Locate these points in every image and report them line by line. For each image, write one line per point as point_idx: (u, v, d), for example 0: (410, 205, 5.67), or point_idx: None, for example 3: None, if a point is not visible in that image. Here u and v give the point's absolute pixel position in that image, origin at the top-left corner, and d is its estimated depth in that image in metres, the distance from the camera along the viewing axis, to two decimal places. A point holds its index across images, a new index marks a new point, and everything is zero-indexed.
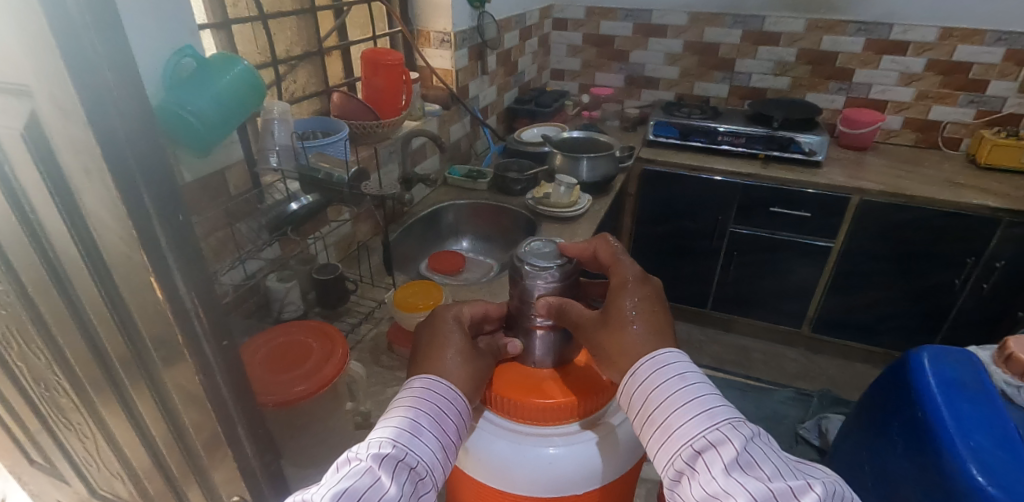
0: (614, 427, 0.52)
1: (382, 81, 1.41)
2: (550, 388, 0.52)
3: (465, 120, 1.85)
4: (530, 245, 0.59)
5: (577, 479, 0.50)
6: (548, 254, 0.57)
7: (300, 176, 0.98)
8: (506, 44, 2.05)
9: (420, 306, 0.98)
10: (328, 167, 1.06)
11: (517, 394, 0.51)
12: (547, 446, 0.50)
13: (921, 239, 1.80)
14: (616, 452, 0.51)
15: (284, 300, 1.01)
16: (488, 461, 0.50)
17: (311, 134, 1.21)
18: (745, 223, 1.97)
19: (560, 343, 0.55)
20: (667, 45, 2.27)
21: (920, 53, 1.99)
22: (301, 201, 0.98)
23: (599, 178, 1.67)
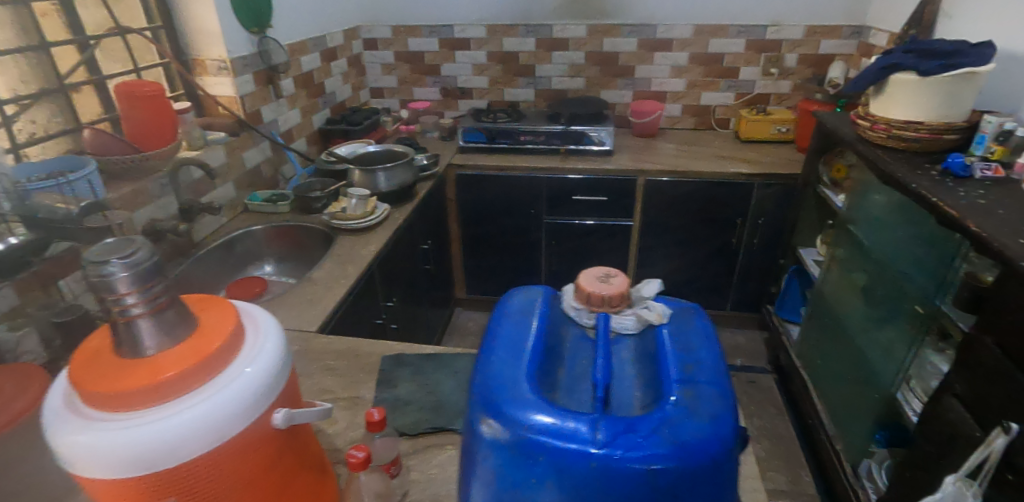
0: (240, 373, 0.56)
1: (143, 112, 1.42)
2: (163, 367, 0.54)
3: (261, 145, 1.91)
4: (99, 245, 0.54)
5: (216, 428, 0.53)
6: (119, 247, 0.53)
7: (19, 217, 0.96)
8: (305, 67, 2.19)
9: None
10: (57, 204, 1.06)
11: (136, 382, 0.52)
12: (175, 415, 0.51)
13: (697, 208, 2.16)
14: (251, 393, 0.56)
15: (18, 350, 0.98)
16: (119, 460, 0.49)
17: (52, 174, 1.17)
18: (556, 214, 2.31)
19: (163, 325, 0.56)
20: (472, 57, 2.63)
21: (684, 48, 2.41)
22: (10, 241, 0.91)
23: (397, 186, 1.82)
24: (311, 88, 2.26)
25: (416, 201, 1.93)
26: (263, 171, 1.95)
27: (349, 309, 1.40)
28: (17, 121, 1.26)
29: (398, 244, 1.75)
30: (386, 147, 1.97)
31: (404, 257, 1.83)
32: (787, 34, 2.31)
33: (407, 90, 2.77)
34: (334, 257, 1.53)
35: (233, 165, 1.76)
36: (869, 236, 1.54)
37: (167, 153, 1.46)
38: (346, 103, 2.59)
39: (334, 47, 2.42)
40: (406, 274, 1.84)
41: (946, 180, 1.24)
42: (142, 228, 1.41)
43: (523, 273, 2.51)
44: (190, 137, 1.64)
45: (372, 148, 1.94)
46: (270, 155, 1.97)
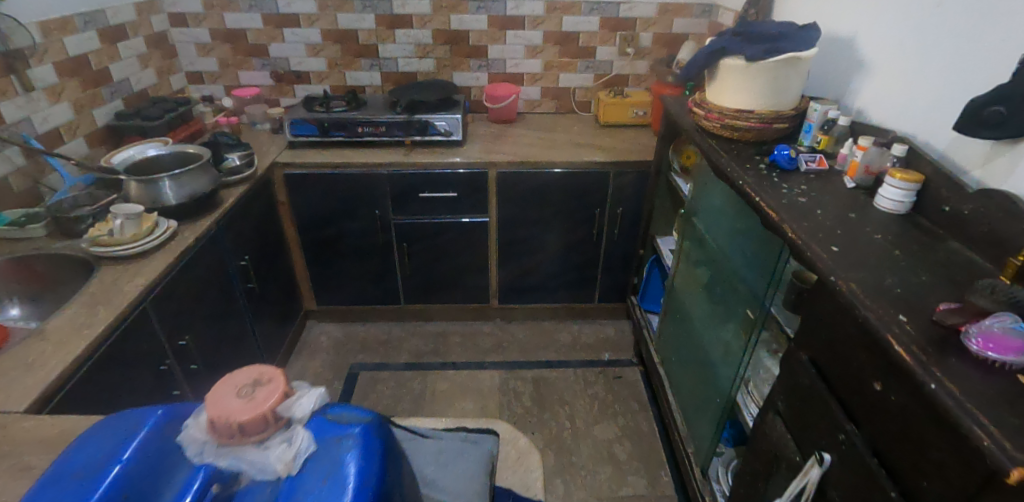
0: None
1: None
2: None
3: (2, 152, 1.46)
4: None
5: None
6: None
7: None
8: (71, 50, 1.71)
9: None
10: None
11: None
12: None
13: (553, 200, 2.11)
14: None
15: None
16: None
17: None
18: (403, 214, 2.11)
19: None
20: (305, 36, 2.30)
21: (537, 25, 2.29)
22: None
23: (189, 197, 1.51)
24: (94, 75, 1.82)
25: (223, 211, 1.64)
26: (13, 185, 1.50)
27: (104, 365, 1.13)
28: None
29: (191, 267, 1.46)
30: (176, 147, 1.62)
31: (209, 282, 1.55)
32: (640, 11, 2.27)
33: (232, 74, 2.38)
34: (86, 295, 1.21)
35: None
36: (706, 227, 1.48)
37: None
38: (149, 91, 2.15)
39: (120, 23, 1.96)
40: (212, 301, 1.57)
41: (772, 173, 1.17)
42: None
43: (380, 279, 2.30)
44: None
45: (154, 151, 1.59)
46: (24, 165, 1.53)
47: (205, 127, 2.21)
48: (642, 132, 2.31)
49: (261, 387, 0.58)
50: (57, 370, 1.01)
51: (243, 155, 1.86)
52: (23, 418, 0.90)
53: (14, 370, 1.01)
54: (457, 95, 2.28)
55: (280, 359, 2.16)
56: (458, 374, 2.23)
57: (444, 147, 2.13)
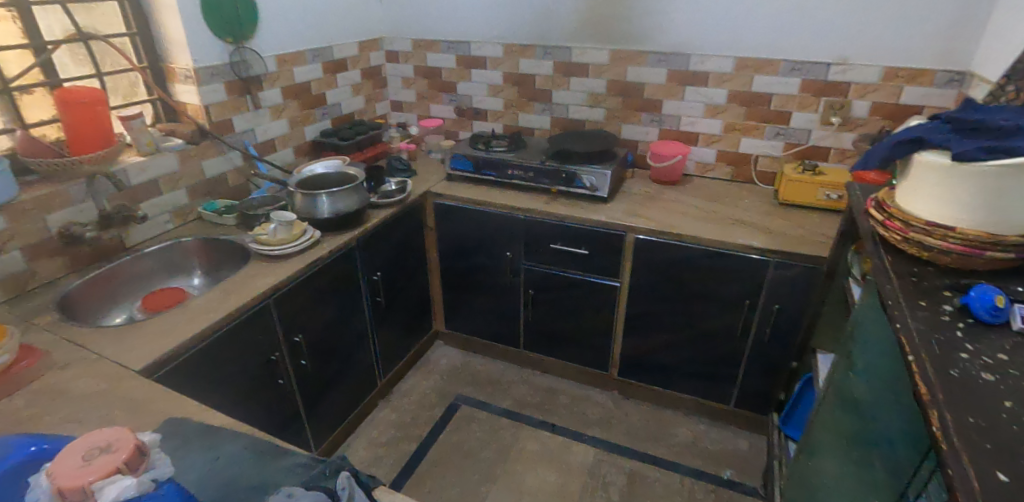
0: None
1: (74, 116, 1.42)
2: None
3: (226, 154, 1.86)
4: None
5: None
6: None
7: None
8: (298, 78, 2.11)
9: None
10: None
11: None
12: None
13: (695, 278, 1.83)
14: None
15: None
16: None
17: None
18: (532, 260, 2.07)
19: None
20: (488, 77, 2.43)
21: (721, 83, 2.06)
22: None
23: (342, 214, 1.70)
24: (311, 99, 2.20)
25: (363, 230, 1.80)
26: (229, 180, 1.89)
27: (216, 345, 1.31)
28: None
29: (319, 276, 1.62)
30: (341, 168, 1.84)
31: (335, 289, 1.72)
32: (856, 75, 1.87)
33: (425, 104, 2.63)
34: (228, 283, 1.44)
35: (187, 175, 1.74)
36: (865, 365, 1.11)
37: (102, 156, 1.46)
38: (356, 114, 2.50)
39: (342, 58, 2.33)
40: (333, 307, 1.73)
41: (957, 324, 0.81)
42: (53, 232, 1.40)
43: (501, 319, 2.29)
44: (138, 143, 1.60)
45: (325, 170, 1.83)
46: (240, 165, 1.92)
47: (390, 149, 2.48)
48: (827, 218, 1.88)
49: (106, 453, 0.61)
50: (176, 341, 1.21)
51: (398, 182, 2.04)
52: (132, 376, 1.10)
53: (151, 334, 1.23)
54: (617, 149, 2.17)
55: (397, 369, 2.26)
56: (553, 437, 2.04)
57: (588, 201, 2.03)
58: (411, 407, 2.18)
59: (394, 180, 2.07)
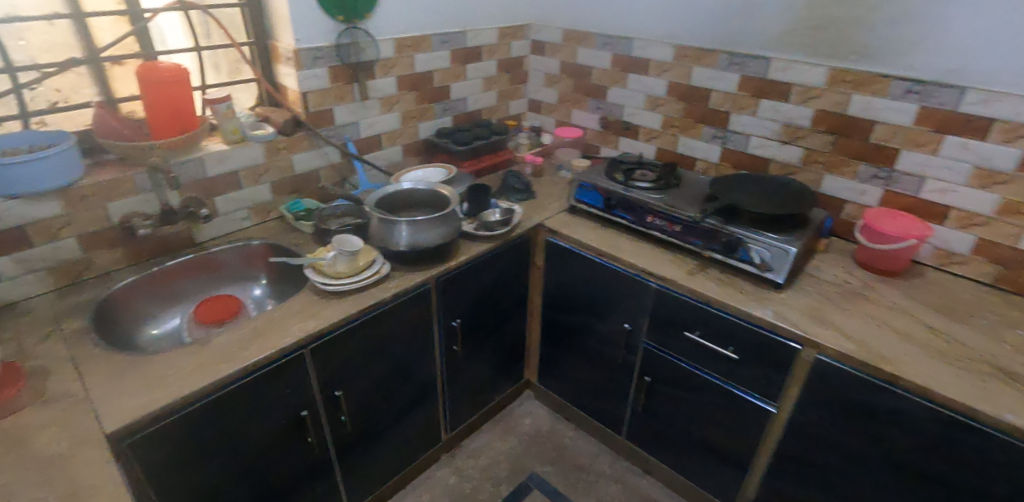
0: None
1: (154, 96, 1.24)
2: None
3: (321, 148, 1.61)
4: None
5: None
6: None
7: None
8: (421, 68, 1.80)
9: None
10: None
11: None
12: None
13: (912, 448, 1.16)
14: None
15: None
16: None
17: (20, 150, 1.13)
18: (657, 341, 1.56)
19: None
20: (647, 85, 1.90)
21: (1017, 138, 1.27)
22: None
23: (419, 250, 1.33)
24: (432, 91, 1.87)
25: (446, 268, 1.41)
26: (322, 177, 1.65)
27: (223, 404, 1.04)
28: (26, 91, 1.16)
29: (379, 321, 1.30)
30: (436, 186, 1.48)
31: (398, 335, 1.39)
32: None
33: (566, 108, 2.18)
34: (266, 318, 1.17)
35: (276, 170, 1.52)
36: None
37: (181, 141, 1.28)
38: (484, 112, 2.12)
39: (477, 46, 1.96)
40: (394, 356, 1.41)
41: None
42: (114, 223, 1.25)
43: (604, 395, 1.81)
44: (224, 129, 1.40)
45: (418, 186, 1.48)
46: (337, 162, 1.68)
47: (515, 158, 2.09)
48: None
49: None
50: (168, 397, 0.95)
51: (506, 210, 1.61)
52: (92, 446, 0.85)
53: (149, 378, 0.99)
54: (812, 212, 1.52)
55: (471, 422, 1.93)
56: None
57: (754, 282, 1.44)
58: (476, 473, 1.83)
59: (503, 206, 1.65)
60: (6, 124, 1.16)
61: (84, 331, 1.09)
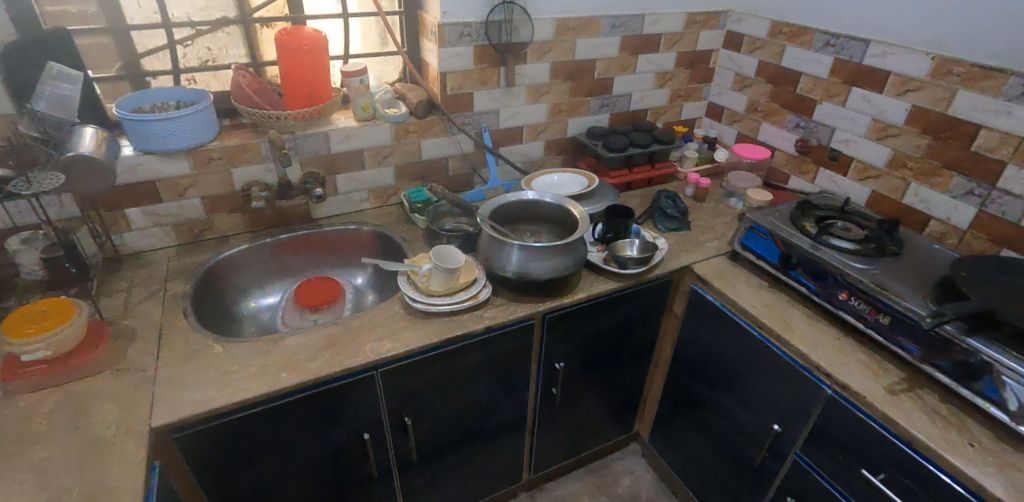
0: None
1: (282, 66, 1.18)
2: None
3: (453, 136, 1.43)
4: None
5: None
6: None
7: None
8: (583, 56, 1.50)
9: (23, 333, 0.84)
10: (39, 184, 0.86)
11: None
12: None
13: None
14: None
15: (20, 264, 1.03)
16: None
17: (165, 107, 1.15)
18: (819, 465, 1.12)
19: None
20: (880, 107, 1.38)
21: None
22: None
23: (525, 280, 1.10)
24: (590, 83, 1.56)
25: (556, 305, 1.16)
26: (450, 166, 1.49)
27: (274, 415, 0.94)
28: (179, 47, 1.18)
29: (463, 354, 1.10)
30: (566, 201, 1.22)
31: (485, 370, 1.18)
32: None
33: (757, 120, 1.72)
34: (344, 325, 1.04)
35: (402, 154, 1.39)
36: None
37: (308, 114, 1.21)
38: (651, 113, 1.76)
39: (656, 33, 1.60)
40: (477, 391, 1.20)
41: None
42: (237, 189, 1.24)
43: (726, 495, 1.41)
44: (355, 106, 1.30)
45: (544, 197, 1.23)
46: (469, 152, 1.49)
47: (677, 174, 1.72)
48: None
49: None
50: (216, 401, 0.87)
51: (648, 244, 1.27)
52: (132, 440, 0.80)
53: (213, 371, 0.93)
54: None
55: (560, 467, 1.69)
56: None
57: (1007, 436, 0.92)
58: None
59: (646, 237, 1.30)
60: (160, 79, 1.19)
61: (183, 299, 1.09)
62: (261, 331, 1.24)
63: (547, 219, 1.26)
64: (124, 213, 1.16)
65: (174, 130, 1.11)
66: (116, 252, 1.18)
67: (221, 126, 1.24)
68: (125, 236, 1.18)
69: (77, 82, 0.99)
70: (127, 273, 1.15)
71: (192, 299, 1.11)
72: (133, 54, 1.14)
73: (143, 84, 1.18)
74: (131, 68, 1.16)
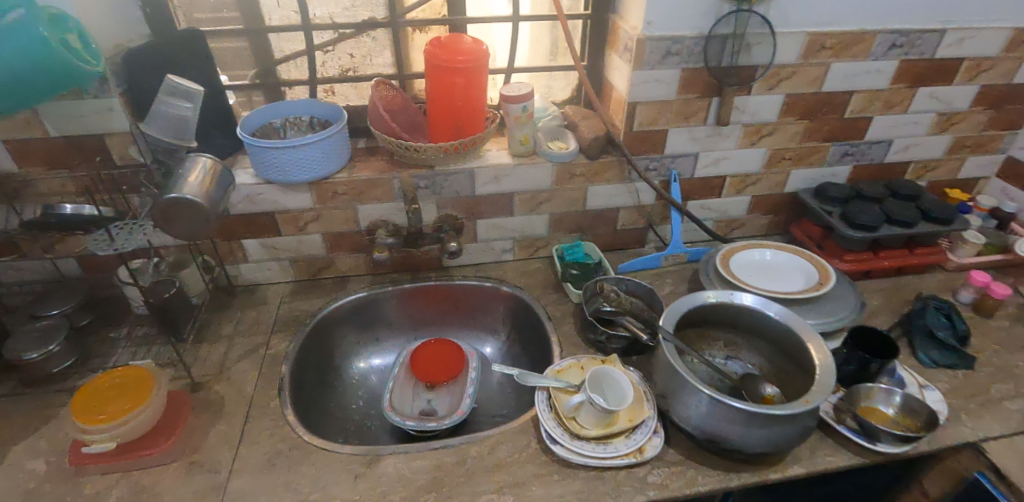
0: None
1: (430, 85, 0.93)
2: None
3: (631, 184, 1.08)
4: None
5: None
6: None
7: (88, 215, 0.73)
8: (839, 87, 1.02)
9: (93, 418, 0.70)
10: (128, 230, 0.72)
11: None
12: None
13: None
14: None
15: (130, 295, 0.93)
16: None
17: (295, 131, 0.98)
18: None
19: None
20: None
21: None
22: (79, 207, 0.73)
23: (716, 444, 0.72)
24: (836, 124, 1.08)
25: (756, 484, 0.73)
26: (619, 219, 1.13)
27: None
28: (319, 53, 1.00)
29: None
30: (799, 323, 0.80)
31: None
32: None
33: None
34: (457, 453, 0.77)
35: (560, 202, 1.08)
36: None
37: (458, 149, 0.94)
38: (912, 169, 1.20)
39: (960, 58, 1.03)
40: None
41: None
42: (362, 227, 1.03)
43: None
44: (513, 138, 1.01)
45: (765, 308, 0.83)
46: (647, 205, 1.12)
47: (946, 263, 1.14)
48: None
49: None
50: None
51: (917, 406, 0.78)
52: None
53: (286, 496, 0.71)
54: None
55: None
56: None
57: None
58: None
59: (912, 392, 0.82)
60: (296, 89, 1.04)
61: (281, 362, 0.91)
62: (370, 401, 1.02)
63: (759, 335, 0.86)
64: (241, 244, 1.02)
65: (296, 162, 0.92)
66: (230, 282, 1.06)
67: (355, 149, 1.04)
68: (241, 267, 1.05)
69: (197, 99, 0.83)
70: (237, 313, 1.01)
71: (295, 363, 0.92)
72: (270, 61, 1.00)
73: (279, 93, 1.04)
74: (267, 76, 1.01)
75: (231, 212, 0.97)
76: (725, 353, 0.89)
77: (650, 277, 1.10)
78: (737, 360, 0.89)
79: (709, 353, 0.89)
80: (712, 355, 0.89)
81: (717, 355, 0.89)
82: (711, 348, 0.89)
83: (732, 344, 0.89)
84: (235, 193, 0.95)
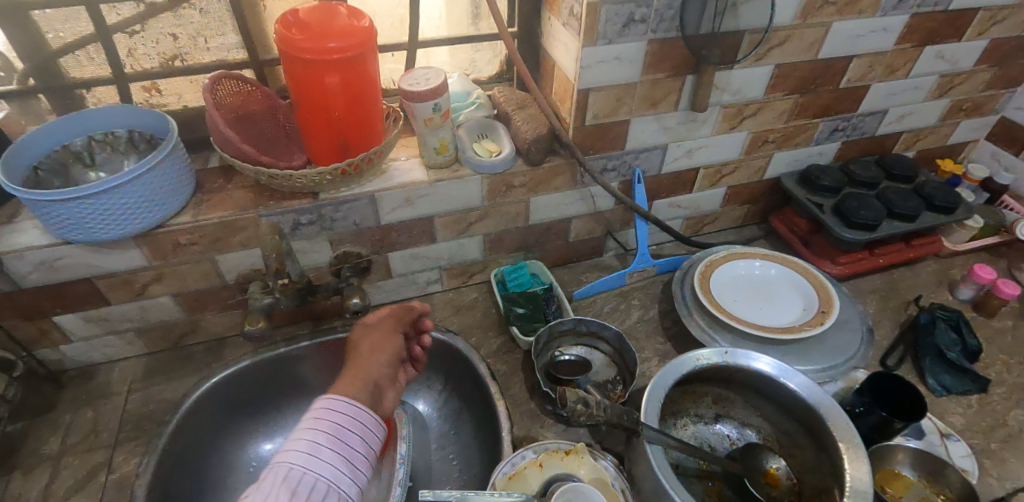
0: None
1: (291, 84, 0.63)
2: None
3: (585, 189, 0.84)
4: None
5: None
6: None
7: None
8: (840, 53, 0.81)
9: None
10: None
11: None
12: None
13: None
14: None
15: None
16: None
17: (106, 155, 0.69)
18: None
19: None
20: None
21: None
22: None
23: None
24: (830, 97, 0.87)
25: None
26: (571, 230, 0.91)
27: None
28: (122, 37, 0.68)
29: None
30: (825, 401, 0.62)
31: None
32: None
33: None
34: None
35: (496, 219, 0.83)
36: None
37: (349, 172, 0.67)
38: (904, 140, 1.02)
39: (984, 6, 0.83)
40: None
41: None
42: (229, 278, 0.76)
43: None
44: (425, 146, 0.74)
45: (784, 378, 0.65)
46: (605, 210, 0.90)
47: (945, 252, 0.98)
48: None
49: None
50: None
51: (948, 471, 0.63)
52: None
53: None
54: None
55: None
56: None
57: None
58: None
59: (935, 449, 0.68)
60: (98, 91, 0.71)
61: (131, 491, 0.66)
62: None
63: (760, 393, 0.69)
64: (54, 321, 0.73)
65: (98, 217, 0.62)
66: (55, 367, 0.78)
67: (204, 171, 0.75)
68: (64, 349, 0.77)
69: None
70: (67, 414, 0.74)
71: (150, 491, 0.66)
72: (44, 55, 0.67)
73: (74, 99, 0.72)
74: (48, 75, 0.68)
75: (24, 285, 0.67)
76: (714, 411, 0.72)
77: (614, 301, 0.89)
78: (729, 419, 0.71)
79: (695, 412, 0.72)
80: (699, 415, 0.71)
81: (705, 414, 0.71)
82: (698, 406, 0.72)
83: (723, 400, 0.71)
84: (20, 261, 0.65)
